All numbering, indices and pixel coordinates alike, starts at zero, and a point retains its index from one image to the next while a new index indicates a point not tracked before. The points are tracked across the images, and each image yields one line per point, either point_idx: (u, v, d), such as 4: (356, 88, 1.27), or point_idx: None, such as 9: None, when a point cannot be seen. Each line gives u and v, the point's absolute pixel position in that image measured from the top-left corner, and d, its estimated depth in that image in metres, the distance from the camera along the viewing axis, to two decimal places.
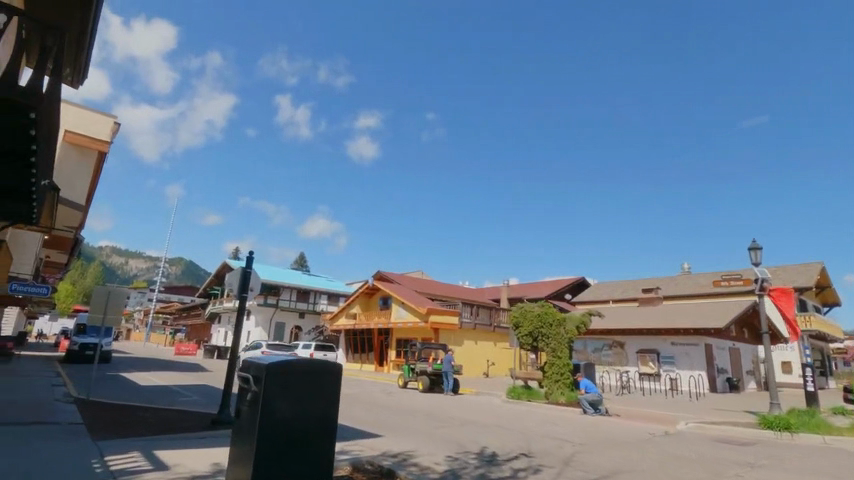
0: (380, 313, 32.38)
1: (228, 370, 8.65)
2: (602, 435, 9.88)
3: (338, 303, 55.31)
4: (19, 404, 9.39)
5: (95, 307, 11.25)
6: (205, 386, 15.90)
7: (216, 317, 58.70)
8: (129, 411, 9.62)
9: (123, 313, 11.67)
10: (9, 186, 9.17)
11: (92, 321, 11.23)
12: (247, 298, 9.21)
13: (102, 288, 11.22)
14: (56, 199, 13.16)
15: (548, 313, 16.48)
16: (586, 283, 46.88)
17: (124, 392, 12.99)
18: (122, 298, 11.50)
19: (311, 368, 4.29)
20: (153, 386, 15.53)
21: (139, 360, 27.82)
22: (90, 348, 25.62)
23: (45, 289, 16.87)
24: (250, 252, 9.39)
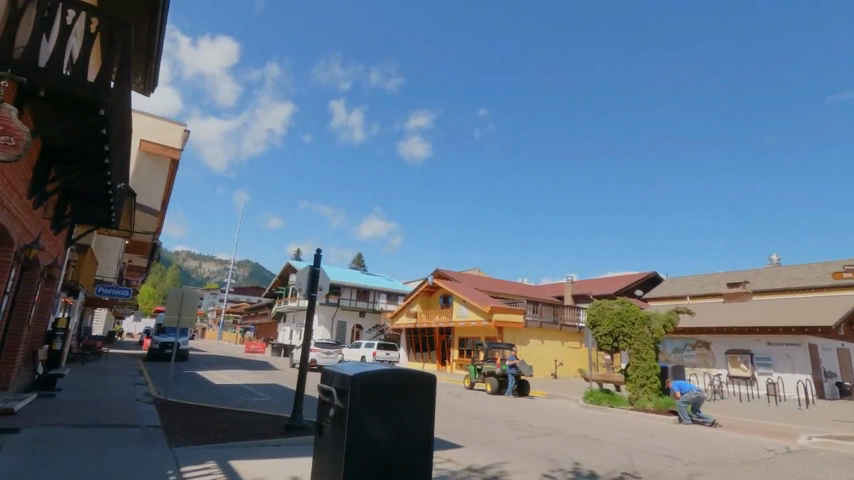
0: (441, 311, 31.78)
1: (300, 373, 8.24)
2: (713, 450, 8.62)
3: (397, 302, 55.52)
4: (104, 403, 9.62)
5: (170, 309, 11.40)
6: (275, 386, 16.01)
7: (281, 316, 60.88)
8: (205, 413, 9.58)
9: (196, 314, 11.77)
10: (89, 190, 9.38)
11: (168, 322, 11.35)
12: (316, 298, 8.81)
13: (177, 289, 11.38)
14: (134, 204, 13.64)
15: (630, 311, 14.99)
16: (658, 278, 43.86)
17: (200, 392, 13.18)
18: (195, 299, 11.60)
19: (402, 378, 3.62)
20: (226, 385, 15.85)
21: (213, 358, 29.04)
22: (170, 346, 27.04)
23: (127, 291, 17.76)
24: (317, 249, 8.94)
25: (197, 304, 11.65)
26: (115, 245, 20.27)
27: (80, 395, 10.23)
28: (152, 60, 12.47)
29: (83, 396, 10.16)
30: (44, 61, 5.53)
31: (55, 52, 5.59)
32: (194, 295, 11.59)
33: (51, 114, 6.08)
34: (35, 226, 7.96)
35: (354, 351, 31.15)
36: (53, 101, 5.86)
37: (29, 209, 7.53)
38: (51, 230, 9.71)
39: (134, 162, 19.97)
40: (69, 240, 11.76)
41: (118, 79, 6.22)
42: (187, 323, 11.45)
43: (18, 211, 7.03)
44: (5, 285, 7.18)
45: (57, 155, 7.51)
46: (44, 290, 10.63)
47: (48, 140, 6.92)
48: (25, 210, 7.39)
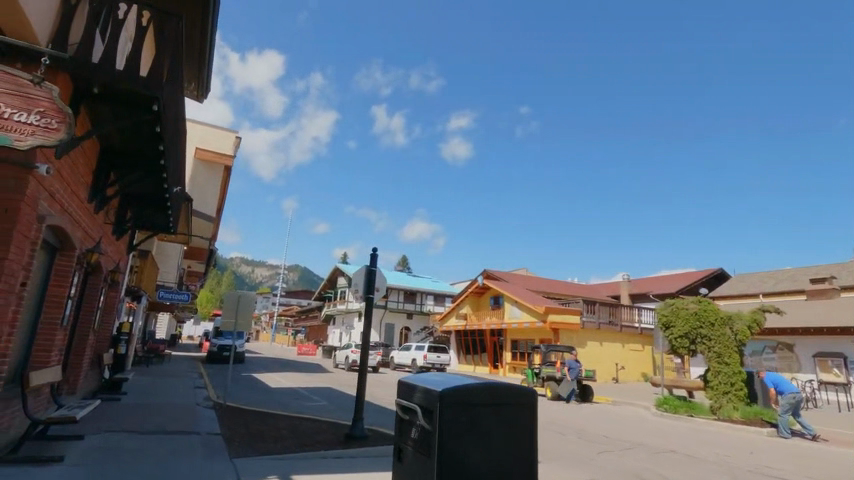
0: (492, 312, 30.86)
1: (359, 379, 7.79)
2: (830, 472, 7.41)
3: (445, 304, 54.95)
4: (166, 408, 9.62)
5: (227, 312, 11.32)
6: (329, 390, 15.83)
7: (331, 319, 61.84)
8: (262, 419, 9.35)
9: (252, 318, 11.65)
10: (147, 194, 9.41)
11: (225, 325, 11.28)
12: (374, 300, 8.33)
13: (233, 292, 11.30)
14: (190, 209, 13.81)
15: (708, 311, 13.62)
16: (725, 275, 40.80)
17: (257, 395, 13.12)
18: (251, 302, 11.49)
19: (498, 394, 2.98)
20: (282, 388, 15.82)
21: (268, 361, 29.57)
22: (227, 349, 27.76)
23: (186, 296, 18.22)
24: (373, 248, 8.45)
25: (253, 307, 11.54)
26: (174, 251, 20.91)
27: (144, 400, 10.31)
28: (204, 65, 12.59)
29: (147, 400, 10.23)
30: (97, 57, 5.32)
31: (107, 46, 5.38)
32: (250, 299, 11.49)
33: (106, 112, 5.92)
34: (96, 230, 7.95)
35: (404, 354, 30.82)
36: (108, 99, 5.68)
37: (89, 213, 7.51)
38: (113, 236, 9.83)
39: (189, 170, 20.48)
40: (131, 245, 11.99)
41: (170, 74, 5.96)
42: (243, 327, 11.35)
43: (80, 215, 7.01)
44: (69, 290, 7.13)
45: (115, 156, 7.45)
46: (108, 294, 10.83)
47: (106, 141, 6.83)
48: (87, 215, 7.37)
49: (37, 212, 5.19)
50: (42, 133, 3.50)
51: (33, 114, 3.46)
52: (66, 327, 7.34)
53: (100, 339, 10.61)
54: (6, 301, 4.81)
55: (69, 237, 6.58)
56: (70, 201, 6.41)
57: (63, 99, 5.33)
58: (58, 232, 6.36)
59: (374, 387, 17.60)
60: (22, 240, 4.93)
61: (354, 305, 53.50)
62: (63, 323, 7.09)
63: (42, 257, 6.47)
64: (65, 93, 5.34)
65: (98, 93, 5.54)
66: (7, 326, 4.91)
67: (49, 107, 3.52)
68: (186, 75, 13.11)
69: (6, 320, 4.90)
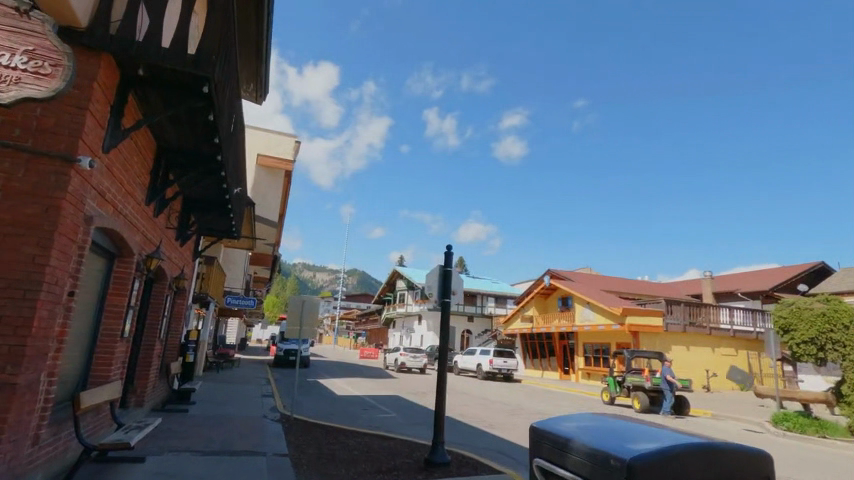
0: (561, 314, 28.99)
1: (438, 394, 6.79)
2: None
3: (507, 306, 53.15)
4: (233, 421, 9.16)
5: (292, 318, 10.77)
6: (395, 399, 15.06)
7: (391, 322, 61.91)
8: (331, 435, 8.60)
9: (317, 325, 11.00)
10: (208, 196, 9.03)
11: (290, 333, 10.74)
12: (450, 304, 7.29)
13: (297, 298, 10.71)
14: (253, 212, 13.59)
15: (841, 312, 11.35)
16: (828, 269, 36.01)
17: (325, 405, 12.54)
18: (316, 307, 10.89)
19: (720, 464, 1.82)
20: (347, 396, 15.26)
21: (332, 365, 29.54)
22: (293, 354, 27.99)
23: (252, 301, 18.24)
24: (447, 245, 7.41)
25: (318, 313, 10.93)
26: (240, 257, 21.14)
27: (211, 411, 9.93)
28: (262, 62, 12.16)
29: (215, 412, 9.85)
30: (140, 34, 4.70)
31: (152, 21, 4.77)
32: (315, 304, 10.89)
33: (155, 100, 5.34)
34: (157, 235, 7.54)
35: (469, 358, 29.69)
36: (156, 83, 5.09)
37: (148, 216, 7.08)
38: (177, 241, 9.56)
39: (253, 176, 20.62)
40: (197, 250, 11.84)
41: (220, 52, 5.26)
42: (309, 333, 10.76)
43: (138, 219, 6.58)
44: (129, 298, 6.70)
45: (171, 153, 6.98)
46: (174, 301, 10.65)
47: (160, 134, 6.32)
48: (146, 219, 6.95)
49: (85, 212, 4.65)
50: (30, 79, 3.13)
51: (19, 55, 3.11)
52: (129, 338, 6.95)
53: (167, 347, 10.42)
54: (51, 314, 4.25)
55: (125, 242, 6.13)
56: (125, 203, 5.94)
57: (108, 84, 4.77)
58: (114, 237, 5.91)
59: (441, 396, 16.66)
60: (66, 244, 4.37)
61: (414, 308, 53.06)
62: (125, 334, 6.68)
63: (98, 265, 6.05)
64: (110, 77, 4.79)
65: (144, 76, 4.97)
66: (53, 340, 4.38)
67: (41, 46, 3.15)
68: (245, 76, 12.86)
69: (54, 333, 4.35)
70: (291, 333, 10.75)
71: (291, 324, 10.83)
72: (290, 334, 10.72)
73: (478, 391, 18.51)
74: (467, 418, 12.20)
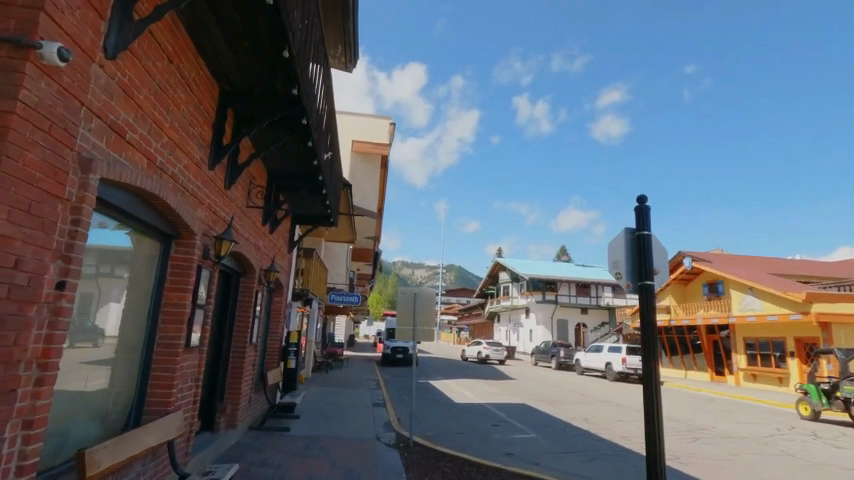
0: (708, 304, 24.08)
1: (647, 442, 4.20)
2: None
3: (625, 296, 47.75)
4: (341, 448, 7.27)
5: (403, 316, 8.64)
6: (525, 410, 12.44)
7: (495, 316, 59.36)
8: (466, 474, 6.33)
9: (433, 324, 8.73)
10: (294, 165, 7.30)
11: (401, 335, 8.59)
12: (653, 289, 4.43)
13: (407, 290, 8.63)
14: (350, 194, 11.94)
15: None
16: None
17: (446, 420, 10.37)
18: (431, 302, 8.69)
19: None
20: (467, 405, 13.00)
21: (441, 364, 27.85)
22: (401, 351, 26.84)
23: (356, 298, 16.86)
24: (640, 197, 4.65)
25: (434, 309, 8.69)
26: (342, 251, 20.09)
27: (316, 430, 8.24)
28: (349, 21, 10.25)
29: (320, 432, 8.12)
30: None
31: None
32: (430, 297, 8.71)
33: None
34: (228, 211, 6.05)
35: (594, 356, 26.06)
36: None
37: (215, 185, 5.54)
38: (265, 227, 8.03)
39: (349, 165, 19.30)
40: (293, 241, 10.44)
41: None
42: (426, 335, 8.52)
43: (197, 187, 4.91)
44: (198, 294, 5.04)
45: (238, 93, 5.37)
46: (268, 299, 9.25)
47: (218, 55, 4.72)
48: (212, 189, 5.42)
49: (77, 150, 2.82)
50: None
51: None
52: (202, 346, 5.34)
53: (263, 353, 9.01)
54: (13, 322, 2.42)
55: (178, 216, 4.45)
56: (170, 159, 4.23)
57: None
58: (161, 207, 4.22)
59: (578, 405, 13.71)
60: (35, 199, 2.52)
61: (520, 301, 49.90)
62: (196, 340, 5.04)
63: (145, 247, 4.41)
64: None
65: None
66: (28, 366, 2.55)
67: None
68: (331, 40, 11.15)
69: (26, 356, 2.52)
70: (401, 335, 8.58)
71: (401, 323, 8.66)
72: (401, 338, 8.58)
73: (621, 399, 15.21)
74: (631, 443, 9.19)
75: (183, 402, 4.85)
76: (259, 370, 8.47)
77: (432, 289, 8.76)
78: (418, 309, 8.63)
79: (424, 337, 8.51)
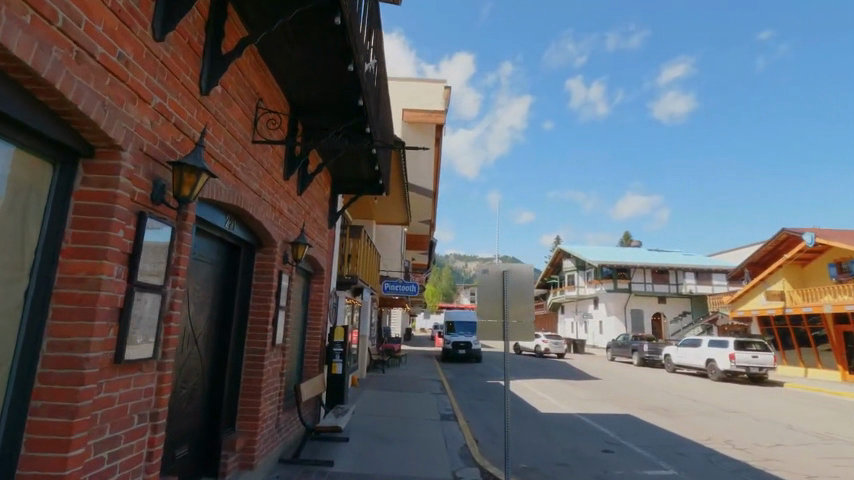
0: (838, 288, 19.75)
1: None
2: None
3: (711, 282, 42.45)
4: None
5: (489, 305, 6.08)
6: (631, 424, 9.69)
7: (559, 308, 55.47)
8: None
9: (532, 318, 6.04)
10: (324, 82, 5.14)
11: (485, 327, 6.00)
12: None
13: (493, 269, 6.07)
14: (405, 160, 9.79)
15: None
16: None
17: (537, 444, 7.87)
18: (528, 288, 6.10)
19: None
20: (553, 417, 10.42)
21: (508, 361, 25.18)
22: (462, 347, 24.58)
23: (413, 287, 14.61)
24: None
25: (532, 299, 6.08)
26: (396, 235, 17.89)
27: (369, 462, 6.00)
28: None
29: (375, 467, 5.85)
30: None
31: None
32: (523, 279, 6.13)
33: None
34: (197, 122, 4.23)
35: (688, 351, 22.39)
36: None
37: (164, 69, 3.76)
38: (294, 187, 5.97)
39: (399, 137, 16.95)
40: (336, 213, 8.33)
41: None
42: (523, 334, 5.97)
43: (120, 57, 3.28)
44: (122, 268, 3.53)
45: None
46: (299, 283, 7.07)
47: None
48: (158, 74, 3.69)
49: None
50: None
51: None
52: (166, 335, 4.03)
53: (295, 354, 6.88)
54: None
55: (73, 83, 2.86)
56: None
57: None
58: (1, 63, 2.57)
59: (699, 419, 10.69)
60: None
61: (588, 291, 45.89)
62: (134, 336, 3.62)
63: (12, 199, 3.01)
64: None
65: None
66: None
67: None
68: None
69: None
70: (484, 326, 6.01)
71: (485, 313, 6.06)
72: (486, 334, 6.00)
73: (751, 409, 11.92)
74: None
75: (113, 437, 3.52)
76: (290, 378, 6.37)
77: (527, 269, 6.17)
78: (509, 298, 6.03)
79: (519, 336, 5.94)
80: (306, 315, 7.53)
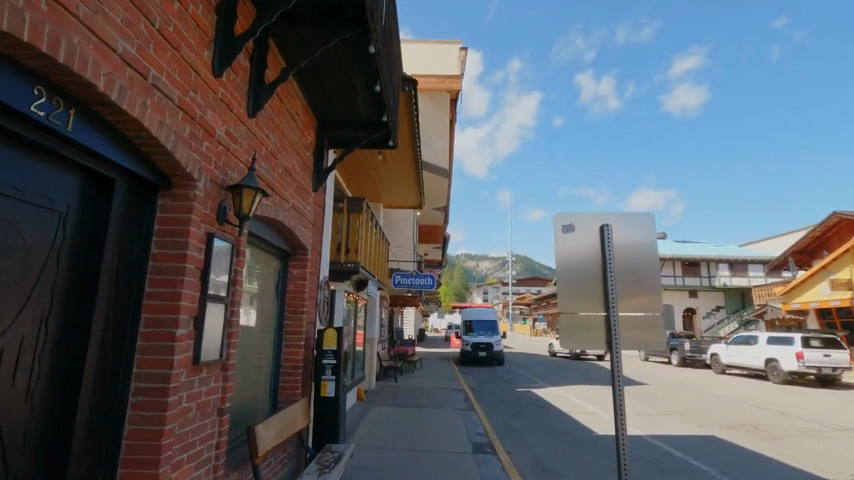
0: None
1: None
2: None
3: (746, 273, 39.34)
4: None
5: (575, 290, 3.08)
6: (726, 454, 7.54)
7: None
8: None
9: (659, 313, 3.03)
10: None
11: (571, 329, 3.04)
12: None
13: (585, 215, 3.12)
14: (415, 117, 7.84)
15: None
16: None
17: None
18: (650, 254, 3.07)
19: None
20: (621, 440, 8.34)
21: (534, 364, 22.69)
22: (482, 348, 22.17)
23: (430, 280, 12.27)
24: None
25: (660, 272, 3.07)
26: (408, 222, 15.55)
27: None
28: None
29: None
30: None
31: None
32: (637, 234, 3.11)
33: None
34: None
35: (743, 350, 19.63)
36: None
37: None
38: (238, 101, 3.60)
39: None
40: (326, 169, 5.99)
41: None
42: (650, 340, 2.99)
43: None
44: None
45: None
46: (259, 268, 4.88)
47: None
48: None
49: None
50: None
51: None
52: None
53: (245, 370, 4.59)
54: None
55: None
56: None
57: None
58: None
59: (812, 444, 8.17)
60: None
61: None
62: None
63: None
64: None
65: None
66: None
67: None
68: None
69: None
70: (569, 328, 3.05)
71: (569, 300, 3.07)
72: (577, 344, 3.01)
73: None
74: None
75: None
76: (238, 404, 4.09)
77: (646, 215, 3.14)
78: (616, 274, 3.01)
79: (645, 345, 2.98)
80: (281, 313, 5.44)
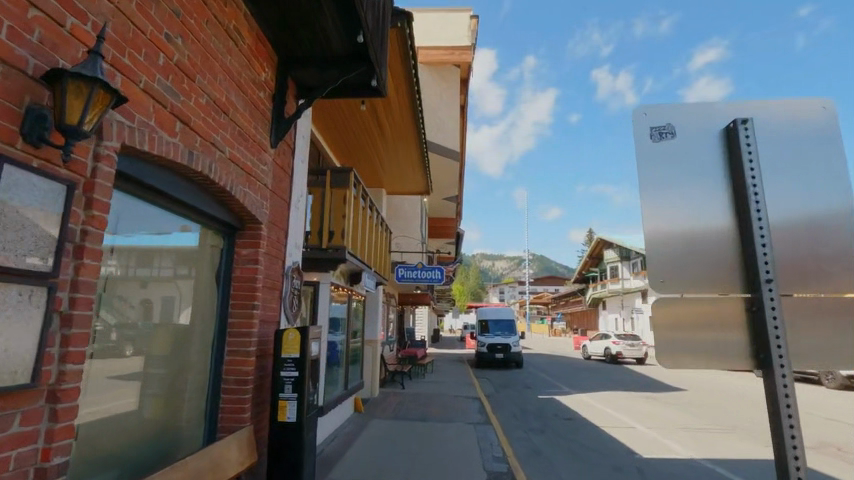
0: None
1: None
2: None
3: None
4: None
5: (684, 249, 1.57)
6: None
7: (599, 304, 50.38)
8: None
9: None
10: None
11: (676, 328, 1.52)
12: None
13: (688, 112, 1.66)
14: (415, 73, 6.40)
15: None
16: None
17: None
18: (832, 172, 1.54)
19: None
20: (670, 465, 6.72)
21: (555, 367, 21.00)
22: (500, 350, 20.59)
23: (438, 274, 10.80)
24: None
25: None
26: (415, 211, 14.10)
27: None
28: None
29: None
30: None
31: None
32: (804, 142, 1.58)
33: None
34: None
35: None
36: None
37: None
38: None
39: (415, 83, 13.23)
40: (290, 117, 4.57)
41: None
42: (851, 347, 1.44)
43: None
44: None
45: None
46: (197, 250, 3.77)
47: None
48: None
49: None
50: None
51: None
52: None
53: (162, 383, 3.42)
54: None
55: None
56: None
57: None
58: None
59: None
60: None
61: (635, 283, 40.80)
62: None
63: None
64: None
65: None
66: None
67: None
68: None
69: None
70: (672, 326, 1.53)
71: (668, 270, 1.56)
72: (689, 355, 1.51)
73: None
74: None
75: None
76: (108, 437, 2.94)
77: (817, 100, 1.62)
78: (768, 213, 1.50)
79: (837, 355, 1.44)
80: (222, 309, 4.02)
